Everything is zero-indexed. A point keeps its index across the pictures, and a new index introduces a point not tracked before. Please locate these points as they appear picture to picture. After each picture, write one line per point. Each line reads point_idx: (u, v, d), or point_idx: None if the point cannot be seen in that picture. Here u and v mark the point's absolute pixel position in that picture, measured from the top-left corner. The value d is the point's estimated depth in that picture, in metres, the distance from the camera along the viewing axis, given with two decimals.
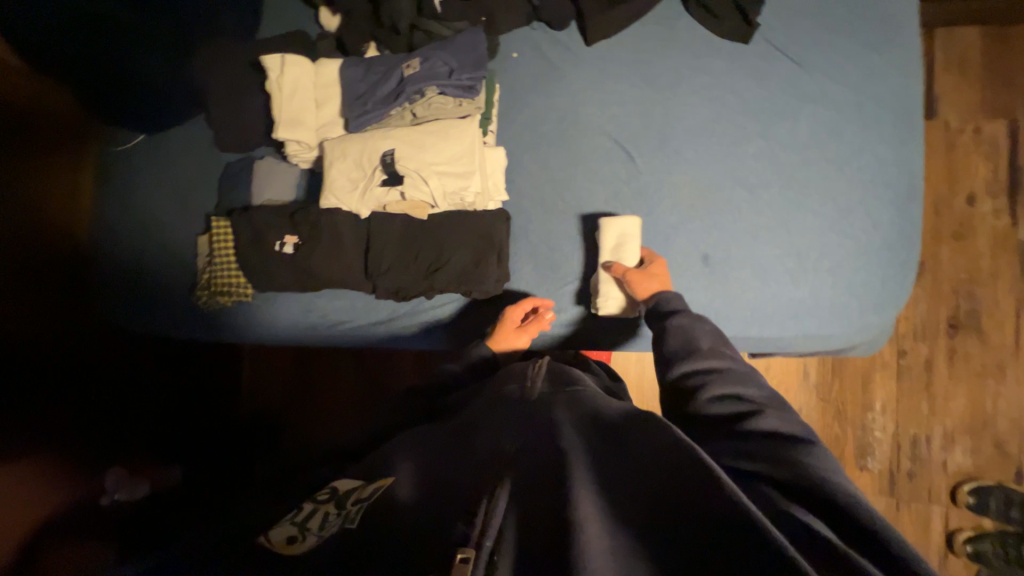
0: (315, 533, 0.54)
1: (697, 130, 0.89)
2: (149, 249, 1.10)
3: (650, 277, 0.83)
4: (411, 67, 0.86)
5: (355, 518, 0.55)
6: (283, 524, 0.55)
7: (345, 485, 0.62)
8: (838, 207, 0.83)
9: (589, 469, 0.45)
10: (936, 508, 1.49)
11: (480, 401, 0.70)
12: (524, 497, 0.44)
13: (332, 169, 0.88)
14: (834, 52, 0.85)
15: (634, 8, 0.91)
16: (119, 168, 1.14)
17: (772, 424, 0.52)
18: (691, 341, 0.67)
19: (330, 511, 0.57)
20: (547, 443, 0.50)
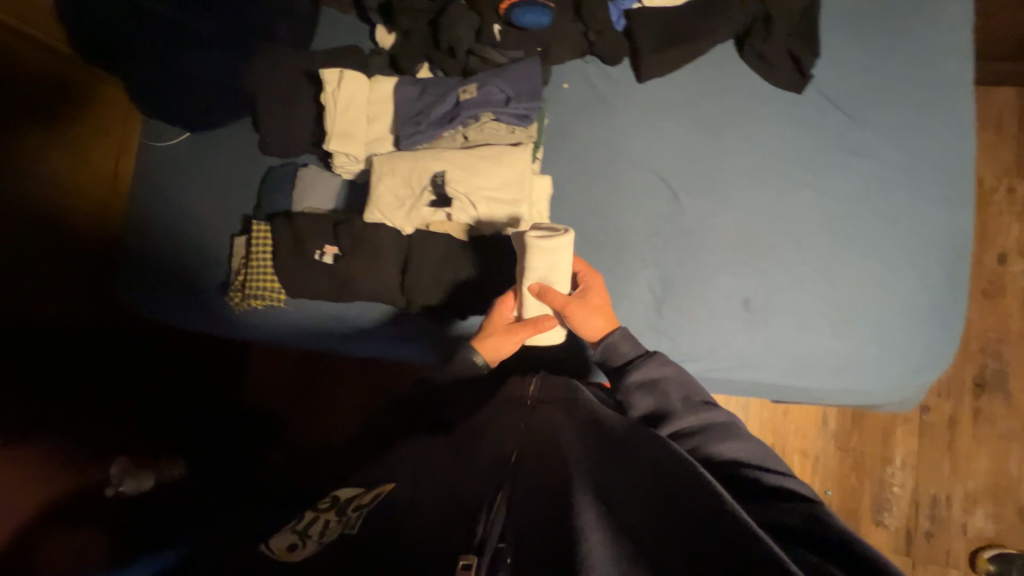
0: (315, 539, 0.55)
1: (745, 175, 0.90)
2: (188, 247, 1.12)
3: (589, 309, 0.75)
4: (467, 91, 0.87)
5: (355, 525, 0.56)
6: (287, 533, 0.57)
7: (346, 492, 0.63)
8: (883, 262, 0.83)
9: (587, 467, 0.50)
10: (954, 573, 1.44)
11: (485, 414, 0.72)
12: (531, 502, 0.49)
13: (381, 185, 0.89)
14: (886, 109, 0.86)
15: (689, 52, 0.93)
16: (165, 162, 1.16)
17: (769, 478, 0.54)
18: (664, 398, 0.66)
19: (330, 518, 0.58)
20: (555, 452, 0.55)
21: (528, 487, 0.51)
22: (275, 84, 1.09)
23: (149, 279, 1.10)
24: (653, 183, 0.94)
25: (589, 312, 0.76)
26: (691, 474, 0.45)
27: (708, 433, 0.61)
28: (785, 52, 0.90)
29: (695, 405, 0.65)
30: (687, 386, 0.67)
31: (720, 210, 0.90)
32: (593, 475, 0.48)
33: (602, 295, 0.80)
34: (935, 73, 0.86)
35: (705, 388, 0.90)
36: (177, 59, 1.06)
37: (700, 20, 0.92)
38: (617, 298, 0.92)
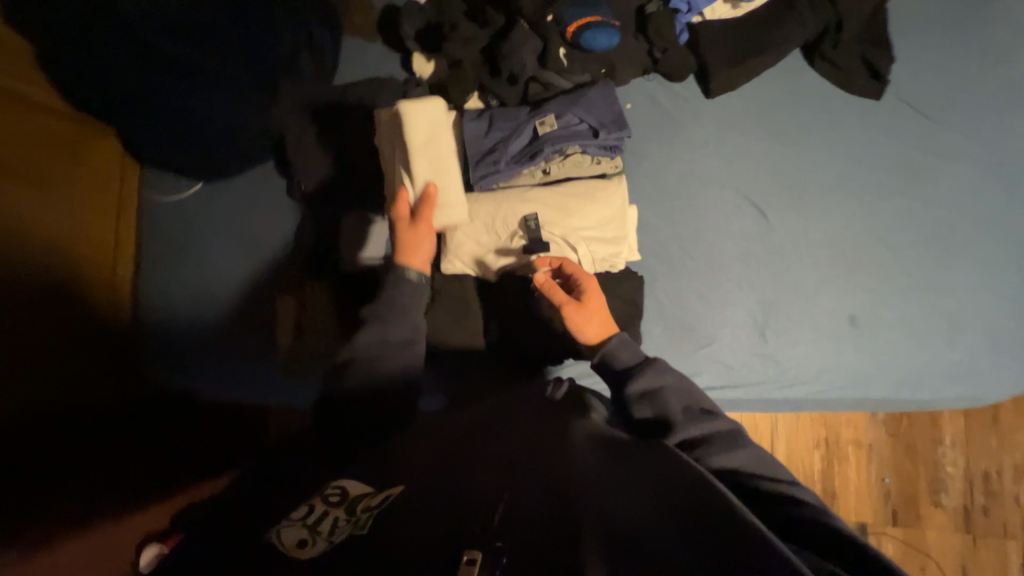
0: (324, 537, 0.47)
1: (832, 187, 0.88)
2: (231, 317, 1.01)
3: (586, 312, 0.71)
4: (545, 123, 0.81)
5: (364, 523, 0.46)
6: (293, 526, 0.49)
7: (356, 489, 0.53)
8: (985, 266, 0.82)
9: (608, 473, 0.47)
10: (1012, 542, 1.49)
11: (488, 416, 0.65)
12: (537, 486, 0.46)
13: (457, 232, 0.81)
14: (967, 109, 0.85)
15: (761, 64, 0.89)
16: (186, 220, 1.05)
17: (776, 491, 0.52)
18: (662, 407, 0.62)
19: (340, 515, 0.49)
20: (569, 447, 0.51)
21: (540, 471, 0.48)
22: (310, 126, 0.99)
23: (194, 358, 0.99)
24: (738, 202, 0.90)
25: (586, 314, 0.71)
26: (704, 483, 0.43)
27: (710, 445, 0.58)
28: (858, 58, 0.88)
29: (695, 415, 0.61)
30: (687, 392, 0.63)
31: (812, 226, 0.87)
32: (613, 484, 0.44)
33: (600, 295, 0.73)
34: (1006, 68, 0.86)
35: (819, 412, 0.87)
36: (198, 111, 0.93)
37: (771, 29, 0.88)
38: (716, 327, 0.88)
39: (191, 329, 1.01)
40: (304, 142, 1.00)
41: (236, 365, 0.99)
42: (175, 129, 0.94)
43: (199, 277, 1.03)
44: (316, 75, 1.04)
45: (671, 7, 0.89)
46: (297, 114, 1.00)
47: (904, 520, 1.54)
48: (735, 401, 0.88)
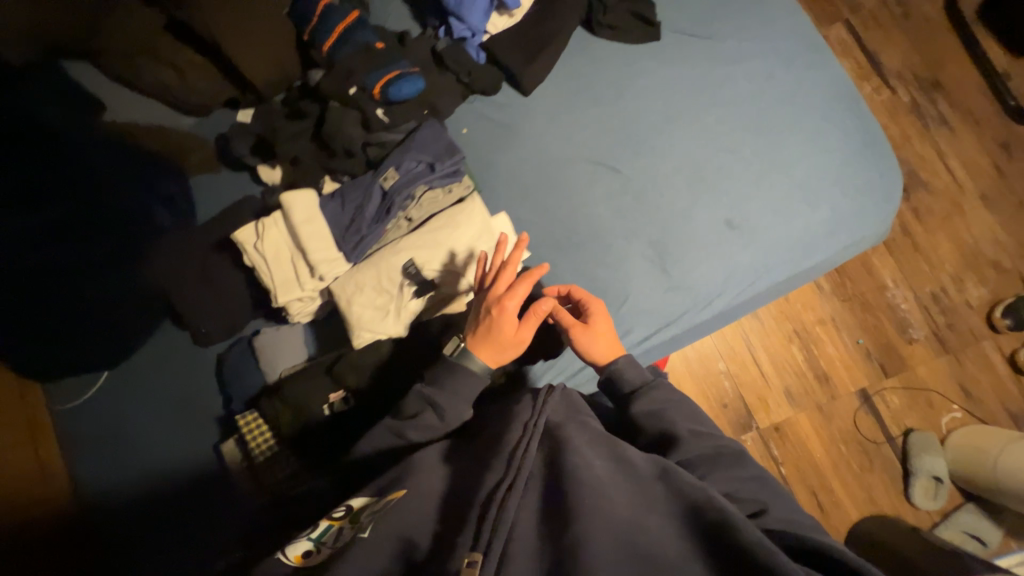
0: (329, 545, 0.60)
1: (661, 124, 0.96)
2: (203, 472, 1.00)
3: (593, 333, 0.80)
4: (388, 178, 0.85)
5: (366, 527, 0.58)
6: (302, 539, 0.62)
7: (360, 501, 0.65)
8: (807, 130, 0.91)
9: (617, 512, 0.52)
10: (987, 344, 1.58)
11: (488, 436, 0.67)
12: (543, 528, 0.53)
13: (354, 305, 0.84)
14: (733, 17, 0.97)
15: (552, 52, 0.99)
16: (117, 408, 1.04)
17: (773, 511, 0.61)
18: (669, 425, 0.71)
19: (346, 525, 0.61)
20: (581, 465, 0.57)
21: (547, 506, 0.54)
22: (190, 269, 1.00)
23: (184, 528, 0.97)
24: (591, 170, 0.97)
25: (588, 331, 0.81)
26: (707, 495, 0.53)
27: (713, 462, 0.67)
28: (626, 13, 0.98)
29: (700, 435, 0.70)
30: (692, 413, 0.73)
31: (657, 162, 0.95)
32: (618, 530, 0.51)
33: (607, 319, 0.82)
34: None
35: (742, 312, 0.92)
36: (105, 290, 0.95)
37: (547, 22, 0.99)
38: (625, 280, 0.93)
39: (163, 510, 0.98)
40: (191, 283, 1.00)
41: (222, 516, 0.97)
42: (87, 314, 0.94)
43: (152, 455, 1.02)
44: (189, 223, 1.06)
45: (458, 37, 0.97)
46: (170, 262, 1.00)
47: (893, 369, 1.61)
48: (673, 338, 0.92)
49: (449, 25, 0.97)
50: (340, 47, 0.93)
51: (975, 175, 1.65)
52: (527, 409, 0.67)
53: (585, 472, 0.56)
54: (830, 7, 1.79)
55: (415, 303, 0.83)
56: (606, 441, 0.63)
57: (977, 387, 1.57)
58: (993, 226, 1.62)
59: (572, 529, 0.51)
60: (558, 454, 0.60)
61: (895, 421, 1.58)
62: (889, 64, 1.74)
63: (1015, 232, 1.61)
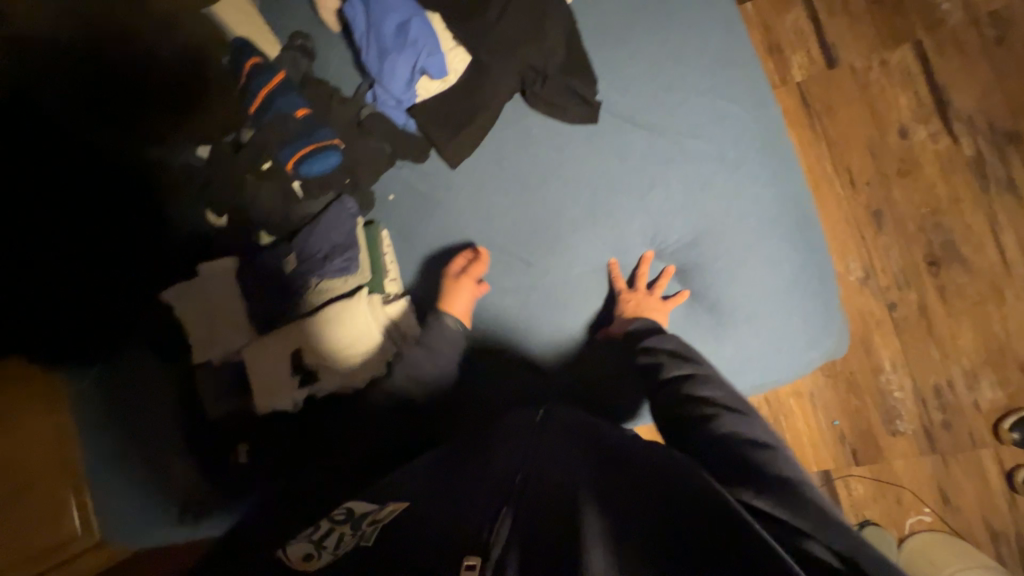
0: (328, 549, 0.63)
1: (581, 220, 0.89)
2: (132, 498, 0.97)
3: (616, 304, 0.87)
4: (290, 263, 0.93)
5: (367, 536, 0.61)
6: (302, 542, 0.67)
7: (361, 507, 0.69)
8: (735, 253, 0.81)
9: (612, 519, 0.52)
10: (985, 452, 1.41)
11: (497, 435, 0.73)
12: (539, 529, 0.53)
13: (256, 374, 0.92)
14: (686, 106, 0.84)
15: (478, 128, 0.92)
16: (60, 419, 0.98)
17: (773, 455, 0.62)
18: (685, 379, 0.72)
19: (343, 531, 0.65)
20: (565, 474, 0.60)
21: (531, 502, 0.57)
22: None
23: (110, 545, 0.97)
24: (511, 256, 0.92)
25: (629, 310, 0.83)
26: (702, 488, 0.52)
27: (714, 382, 0.71)
28: (563, 88, 0.89)
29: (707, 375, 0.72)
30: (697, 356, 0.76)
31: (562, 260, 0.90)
32: (602, 507, 0.53)
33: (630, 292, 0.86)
34: (710, 47, 0.85)
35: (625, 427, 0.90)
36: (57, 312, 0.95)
37: (475, 94, 0.91)
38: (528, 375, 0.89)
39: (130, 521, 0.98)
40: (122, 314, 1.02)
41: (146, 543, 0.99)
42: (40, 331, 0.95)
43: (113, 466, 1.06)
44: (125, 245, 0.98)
45: (383, 104, 0.95)
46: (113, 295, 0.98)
47: (867, 458, 1.48)
48: None
49: (375, 91, 0.95)
50: (264, 111, 0.94)
51: None
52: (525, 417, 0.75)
53: (569, 477, 0.59)
54: (903, 23, 1.46)
55: (303, 390, 0.91)
56: (592, 438, 0.66)
57: (957, 494, 1.42)
58: None
59: (572, 515, 0.53)
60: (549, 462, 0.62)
61: (855, 510, 1.48)
62: (960, 106, 1.42)
63: None
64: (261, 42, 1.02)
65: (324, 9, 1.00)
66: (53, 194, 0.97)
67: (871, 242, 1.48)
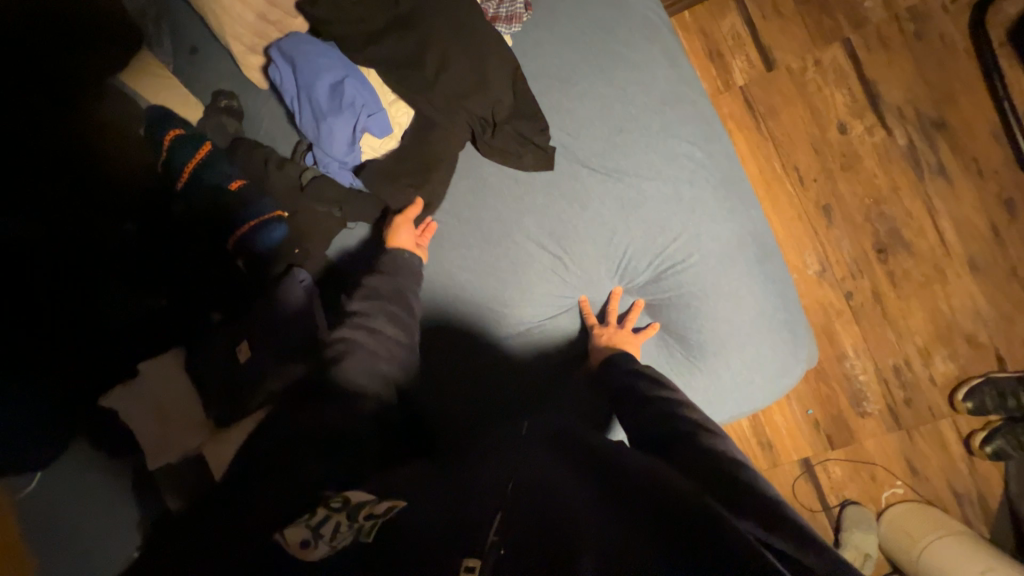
0: (326, 542, 0.55)
1: (547, 269, 0.86)
2: None
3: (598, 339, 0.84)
4: (241, 351, 0.86)
5: (368, 532, 0.55)
6: (299, 526, 0.58)
7: (358, 496, 0.61)
8: (701, 289, 0.81)
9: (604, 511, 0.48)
10: (944, 423, 1.50)
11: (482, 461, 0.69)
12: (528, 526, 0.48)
13: (219, 475, 0.84)
14: (638, 147, 0.83)
15: (428, 184, 0.88)
16: None
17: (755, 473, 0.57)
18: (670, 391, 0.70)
19: (341, 520, 0.57)
20: (557, 474, 0.56)
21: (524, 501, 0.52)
22: None
23: None
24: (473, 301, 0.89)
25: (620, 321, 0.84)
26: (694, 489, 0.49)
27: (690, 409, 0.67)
28: (513, 136, 0.85)
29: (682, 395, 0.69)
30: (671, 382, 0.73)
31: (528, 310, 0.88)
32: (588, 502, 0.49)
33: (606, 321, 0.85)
34: (656, 83, 0.84)
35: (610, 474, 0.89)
36: None
37: (422, 151, 0.88)
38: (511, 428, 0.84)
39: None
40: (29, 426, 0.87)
41: None
42: None
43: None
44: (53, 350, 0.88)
45: (326, 167, 0.89)
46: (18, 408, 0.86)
47: (840, 441, 1.55)
48: None
49: (315, 154, 0.89)
50: (196, 185, 0.89)
51: (966, 238, 1.47)
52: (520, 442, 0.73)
53: (554, 477, 0.56)
54: (831, 22, 1.51)
55: None
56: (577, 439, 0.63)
57: (924, 464, 1.51)
58: (975, 297, 1.47)
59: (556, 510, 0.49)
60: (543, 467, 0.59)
61: (834, 492, 1.55)
62: (889, 99, 1.49)
63: (999, 305, 1.46)
64: (181, 107, 0.94)
65: (247, 68, 0.92)
66: None
67: (823, 236, 1.54)
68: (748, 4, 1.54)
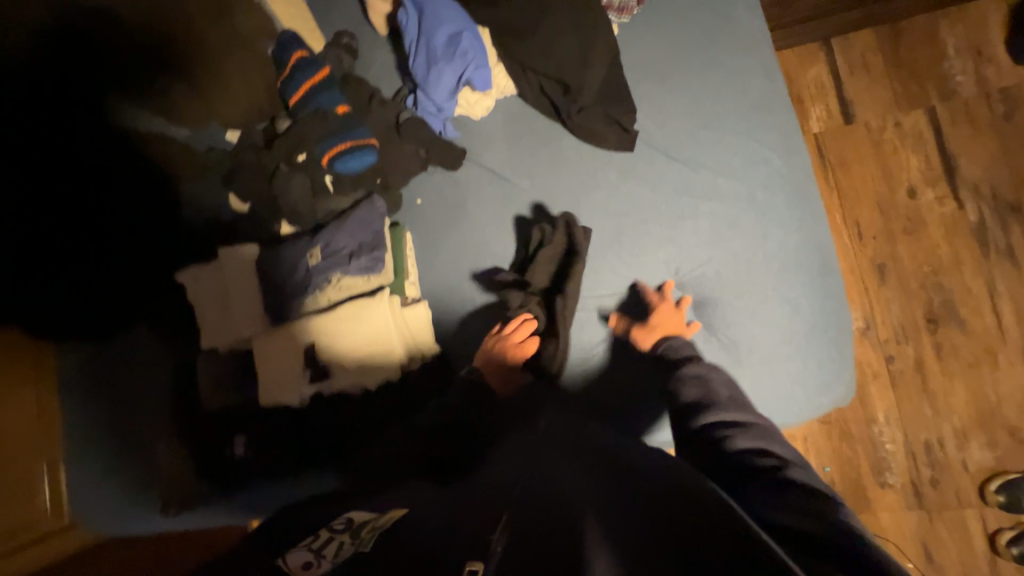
0: (329, 559, 0.55)
1: (606, 243, 0.90)
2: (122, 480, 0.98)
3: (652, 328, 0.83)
4: (314, 256, 0.91)
5: (368, 543, 0.56)
6: (302, 550, 0.57)
7: (360, 517, 0.63)
8: (754, 292, 0.83)
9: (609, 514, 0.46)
10: (970, 513, 1.42)
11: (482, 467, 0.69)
12: (534, 534, 0.46)
13: (266, 370, 0.90)
14: (718, 146, 0.86)
15: (509, 145, 0.98)
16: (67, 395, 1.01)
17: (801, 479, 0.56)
18: (710, 392, 0.69)
19: (344, 540, 0.58)
20: (560, 481, 0.54)
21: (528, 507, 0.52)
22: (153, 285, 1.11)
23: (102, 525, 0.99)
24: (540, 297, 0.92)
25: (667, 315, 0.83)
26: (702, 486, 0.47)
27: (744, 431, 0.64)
28: (601, 115, 0.90)
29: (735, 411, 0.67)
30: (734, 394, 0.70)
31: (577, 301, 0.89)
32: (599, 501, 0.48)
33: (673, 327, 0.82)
34: (747, 92, 0.87)
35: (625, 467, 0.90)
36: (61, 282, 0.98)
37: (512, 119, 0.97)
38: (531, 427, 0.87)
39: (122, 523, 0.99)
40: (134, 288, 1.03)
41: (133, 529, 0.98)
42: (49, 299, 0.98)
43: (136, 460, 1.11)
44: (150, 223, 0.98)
45: (423, 110, 0.96)
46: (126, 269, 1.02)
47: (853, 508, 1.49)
48: None
49: (416, 97, 0.96)
50: (304, 106, 0.95)
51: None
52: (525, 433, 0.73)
53: (570, 486, 0.52)
54: (918, 88, 1.52)
55: (313, 388, 0.90)
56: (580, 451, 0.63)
57: (942, 553, 1.42)
58: None
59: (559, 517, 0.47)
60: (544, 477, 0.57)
61: None
62: (967, 172, 1.48)
63: None
64: (309, 38, 1.04)
65: (374, 13, 1.02)
66: None
67: (872, 294, 1.51)
68: (838, 57, 1.57)
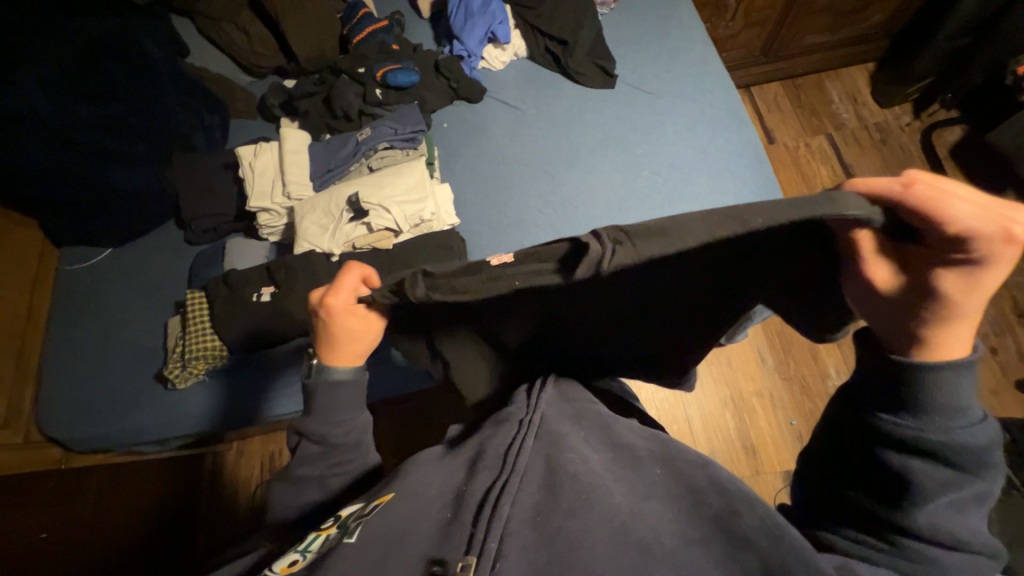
0: (314, 552, 0.54)
1: (597, 147, 1.15)
2: (138, 351, 1.17)
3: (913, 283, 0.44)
4: (363, 133, 1.11)
5: (351, 533, 0.53)
6: (288, 553, 0.55)
7: (348, 510, 0.60)
8: (709, 177, 1.09)
9: (616, 504, 0.53)
10: None
11: (484, 429, 0.66)
12: (540, 520, 0.52)
13: (305, 220, 1.05)
14: (674, 86, 1.20)
15: (520, 83, 1.26)
16: (105, 282, 1.25)
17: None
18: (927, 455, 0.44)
19: (335, 532, 0.55)
20: (571, 464, 0.56)
21: (548, 504, 0.53)
22: (195, 181, 1.24)
23: (96, 392, 1.14)
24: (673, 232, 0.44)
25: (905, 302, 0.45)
26: (704, 476, 0.55)
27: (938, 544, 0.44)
28: (591, 63, 1.22)
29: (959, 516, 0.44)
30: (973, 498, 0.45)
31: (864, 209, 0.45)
32: (613, 524, 0.50)
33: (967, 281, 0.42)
34: (693, 54, 1.23)
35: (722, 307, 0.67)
36: (101, 185, 1.17)
37: (523, 69, 1.28)
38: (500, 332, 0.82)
39: (107, 424, 1.11)
40: (190, 189, 1.23)
41: (132, 398, 1.13)
42: (82, 201, 1.18)
43: (127, 348, 1.18)
44: (202, 159, 1.27)
45: (456, 55, 1.24)
46: (191, 170, 1.25)
47: None
48: None
49: (452, 46, 1.25)
50: (365, 43, 1.23)
51: None
52: (521, 406, 0.66)
53: (581, 468, 0.56)
54: (818, 121, 2.01)
55: (350, 232, 1.05)
56: (600, 424, 0.65)
57: None
58: None
59: (569, 525, 0.50)
60: (556, 444, 0.59)
61: None
62: None
63: None
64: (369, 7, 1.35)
65: None
66: (168, 100, 1.26)
67: None
68: (758, 99, 2.07)
